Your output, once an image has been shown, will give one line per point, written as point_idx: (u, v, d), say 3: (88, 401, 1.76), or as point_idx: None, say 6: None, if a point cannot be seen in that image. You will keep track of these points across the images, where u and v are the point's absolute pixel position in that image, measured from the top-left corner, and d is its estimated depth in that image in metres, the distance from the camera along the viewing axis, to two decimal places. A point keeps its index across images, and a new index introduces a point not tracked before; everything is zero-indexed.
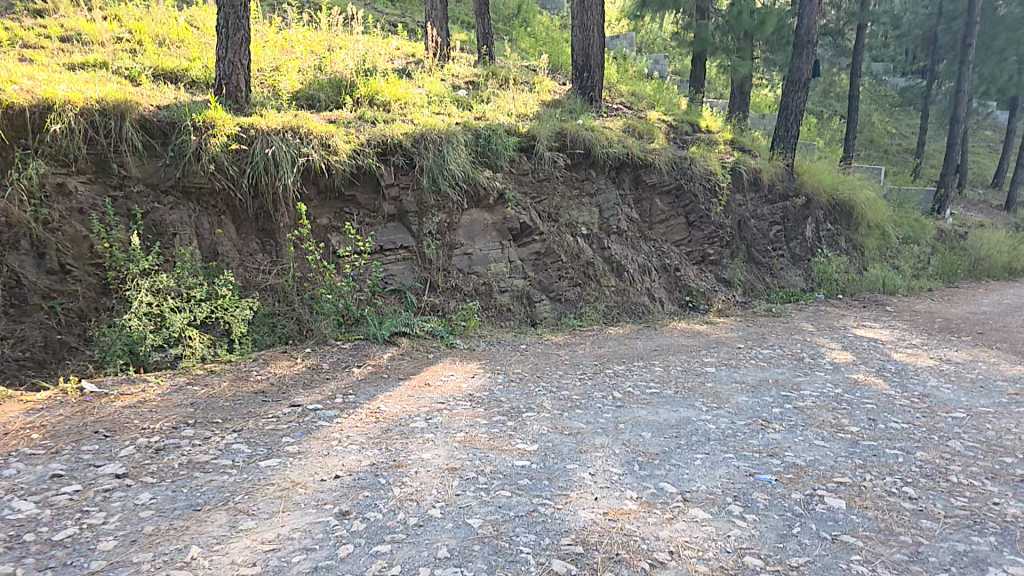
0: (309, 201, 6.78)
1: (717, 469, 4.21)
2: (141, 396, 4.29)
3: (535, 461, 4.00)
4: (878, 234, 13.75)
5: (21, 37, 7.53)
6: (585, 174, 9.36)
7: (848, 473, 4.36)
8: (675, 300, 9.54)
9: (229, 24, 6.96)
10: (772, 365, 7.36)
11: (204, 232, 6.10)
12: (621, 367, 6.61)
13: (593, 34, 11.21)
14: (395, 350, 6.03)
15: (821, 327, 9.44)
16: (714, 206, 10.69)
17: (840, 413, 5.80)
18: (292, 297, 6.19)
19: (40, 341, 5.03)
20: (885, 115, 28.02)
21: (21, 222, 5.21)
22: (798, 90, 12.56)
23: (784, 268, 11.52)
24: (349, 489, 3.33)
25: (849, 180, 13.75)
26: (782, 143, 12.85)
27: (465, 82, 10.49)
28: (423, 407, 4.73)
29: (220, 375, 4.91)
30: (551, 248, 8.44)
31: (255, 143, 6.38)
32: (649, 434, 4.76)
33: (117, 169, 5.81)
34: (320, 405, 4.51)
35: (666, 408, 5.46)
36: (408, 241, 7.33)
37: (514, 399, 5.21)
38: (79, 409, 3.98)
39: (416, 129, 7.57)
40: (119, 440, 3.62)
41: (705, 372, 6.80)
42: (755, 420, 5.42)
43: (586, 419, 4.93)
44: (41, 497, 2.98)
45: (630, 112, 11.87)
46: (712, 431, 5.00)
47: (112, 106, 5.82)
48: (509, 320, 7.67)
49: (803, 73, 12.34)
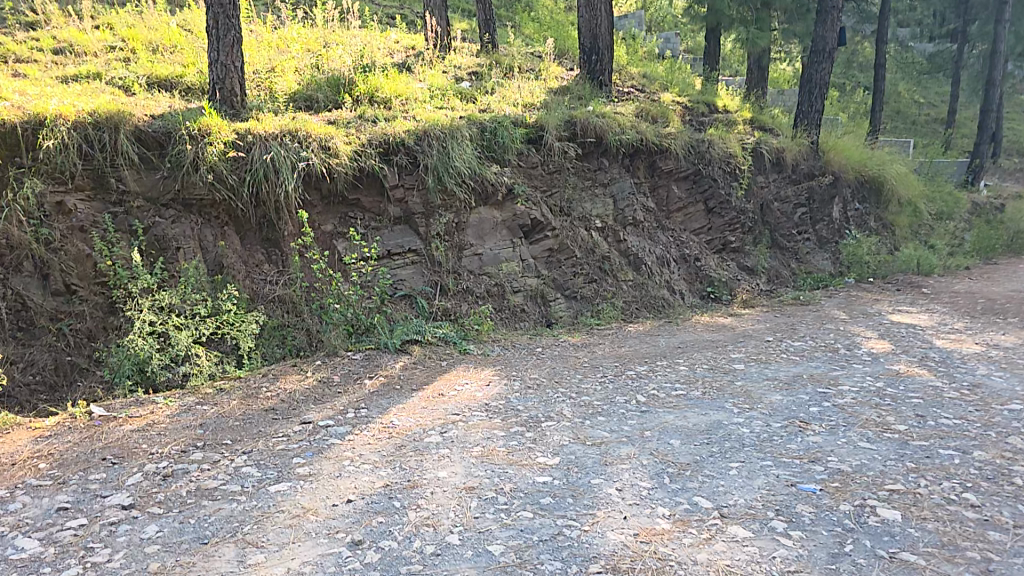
0: (313, 208, 6.65)
1: (755, 479, 3.96)
2: (150, 419, 4.18)
3: (557, 477, 3.78)
4: (909, 212, 13.16)
5: (14, 52, 7.55)
6: (597, 164, 9.07)
7: (901, 479, 4.10)
8: (696, 291, 9.22)
9: (219, 25, 6.86)
10: (807, 359, 7.01)
11: (208, 245, 6.02)
12: (644, 367, 6.34)
13: (599, 13, 10.86)
14: (406, 359, 5.86)
15: (853, 314, 9.02)
16: (734, 190, 10.32)
17: (883, 409, 5.46)
18: (301, 307, 6.07)
19: (50, 364, 5.02)
20: (913, 86, 26.93)
21: (22, 244, 5.17)
22: (822, 61, 12.05)
23: (810, 252, 11.06)
24: (362, 515, 3.16)
25: (877, 156, 13.14)
26: (805, 121, 12.35)
27: (468, 73, 10.27)
28: (437, 420, 4.56)
29: (230, 393, 4.79)
30: (564, 244, 8.18)
31: (254, 150, 6.25)
32: (677, 442, 4.51)
33: (115, 184, 5.74)
34: (332, 421, 4.37)
35: (695, 412, 5.20)
36: (416, 244, 7.15)
37: (532, 407, 5.00)
38: (88, 435, 3.87)
39: (418, 127, 7.37)
40: (126, 467, 3.47)
41: (734, 370, 6.49)
42: (792, 421, 5.13)
43: (610, 427, 4.69)
44: (45, 533, 2.81)
45: (642, 95, 11.49)
46: (746, 436, 4.73)
47: (105, 118, 5.73)
48: (524, 321, 7.46)
49: (828, 42, 11.80)
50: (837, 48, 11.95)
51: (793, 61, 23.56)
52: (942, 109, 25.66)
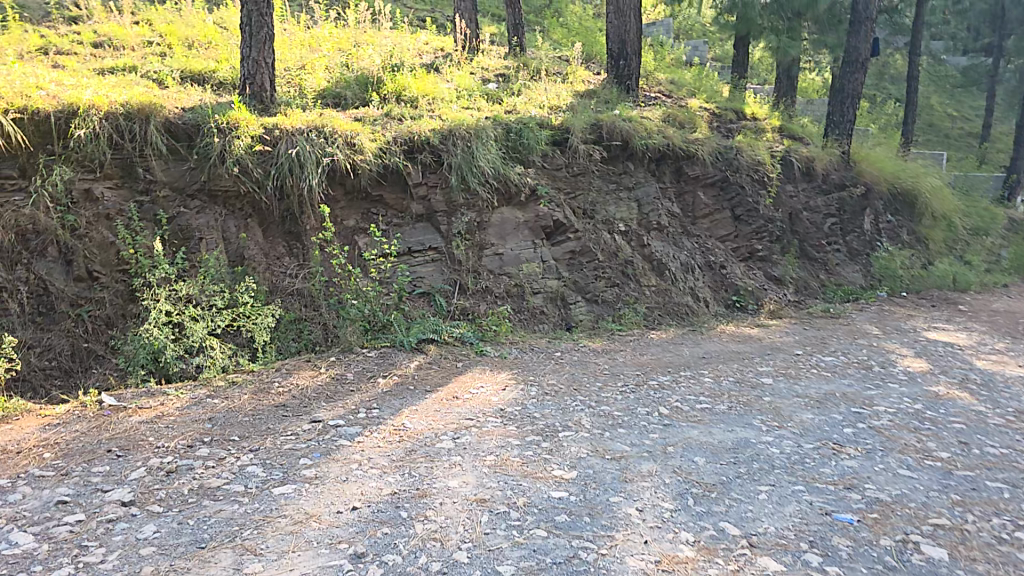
0: (335, 203, 6.56)
1: (786, 506, 3.71)
2: (160, 410, 4.11)
3: (573, 492, 3.59)
4: (944, 226, 12.60)
5: (55, 44, 7.59)
6: (623, 168, 8.83)
7: (945, 513, 3.80)
8: (722, 299, 8.89)
9: (252, 21, 6.85)
10: (839, 376, 6.66)
11: (230, 237, 5.95)
12: (667, 378, 6.08)
13: (629, 20, 10.62)
14: (422, 359, 5.72)
15: (887, 330, 8.61)
16: (762, 198, 9.96)
17: (922, 434, 5.12)
18: (319, 301, 5.98)
19: (67, 350, 4.97)
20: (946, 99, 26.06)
21: (48, 229, 5.17)
22: (855, 71, 11.65)
23: (840, 263, 10.60)
24: (367, 524, 3.01)
25: (912, 169, 12.72)
26: (837, 131, 11.89)
27: (495, 75, 10.12)
28: (450, 425, 4.39)
29: (242, 387, 4.70)
30: (587, 247, 7.96)
31: (280, 145, 6.20)
32: (702, 460, 4.27)
33: (143, 173, 5.71)
34: (342, 421, 4.24)
35: (721, 428, 4.94)
36: (437, 242, 7.01)
37: (549, 415, 4.81)
38: (96, 425, 3.80)
39: (444, 125, 7.26)
40: (131, 460, 3.38)
41: (763, 385, 6.18)
42: (825, 443, 4.84)
43: (630, 440, 4.48)
44: (41, 528, 2.72)
45: (671, 101, 11.20)
46: (775, 457, 4.47)
47: (137, 109, 5.74)
48: (544, 323, 7.25)
49: (861, 52, 11.42)
50: (870, 59, 11.58)
51: (820, 69, 22.81)
52: (976, 124, 24.77)
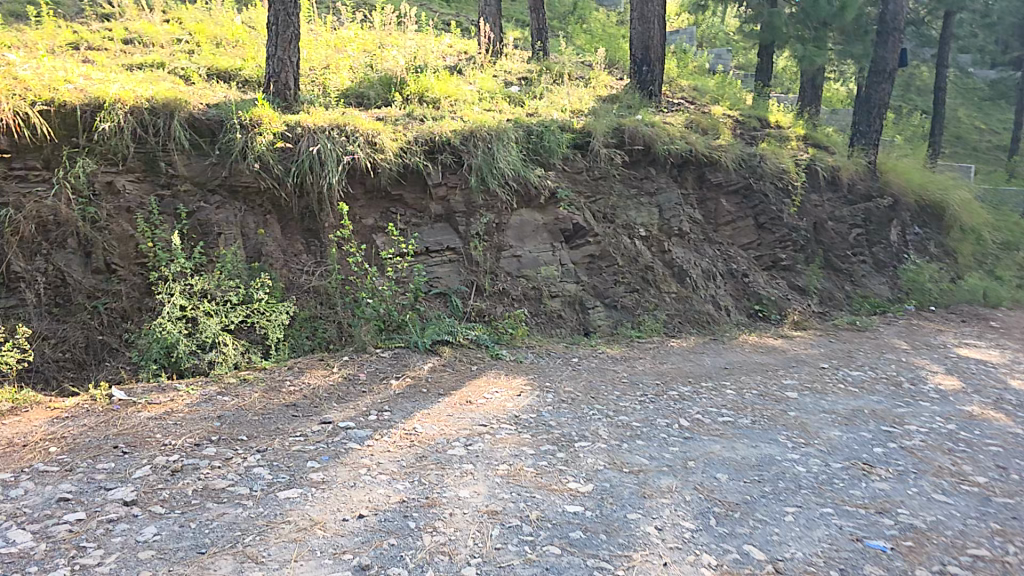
0: (355, 201, 6.48)
1: (815, 530, 3.50)
2: (169, 407, 4.05)
3: (589, 507, 3.43)
4: (973, 240, 12.18)
5: (86, 40, 7.63)
6: (645, 173, 8.65)
7: (984, 543, 3.56)
8: (744, 308, 8.63)
9: (278, 21, 6.85)
10: (867, 392, 6.38)
11: (249, 232, 5.90)
12: (688, 389, 5.87)
13: (652, 26, 10.42)
14: (436, 361, 5.60)
15: (916, 344, 8.29)
16: (786, 207, 9.69)
17: (957, 457, 4.86)
18: (334, 299, 5.90)
19: (81, 342, 4.95)
20: (974, 112, 25.31)
21: (69, 221, 5.15)
22: (881, 82, 11.33)
23: (866, 275, 10.25)
24: (373, 534, 2.89)
25: (940, 181, 12.39)
26: (863, 141, 11.56)
27: (518, 78, 10.00)
28: (462, 430, 4.26)
29: (253, 385, 4.62)
30: (606, 251, 7.79)
31: (301, 142, 6.15)
32: (724, 477, 4.08)
33: (164, 168, 5.68)
34: (352, 423, 4.14)
35: (744, 443, 4.73)
36: (455, 242, 6.90)
37: (565, 424, 4.65)
38: (104, 420, 3.74)
39: (465, 126, 7.16)
40: (136, 457, 3.31)
41: (787, 399, 5.94)
42: (854, 462, 4.60)
43: (649, 453, 4.30)
44: (39, 526, 2.64)
45: (694, 107, 10.98)
46: (802, 476, 4.25)
47: (162, 104, 5.73)
48: (561, 327, 7.08)
49: (889, 63, 11.18)
50: (898, 70, 11.29)
51: (845, 80, 22.32)
52: (1005, 137, 24.02)
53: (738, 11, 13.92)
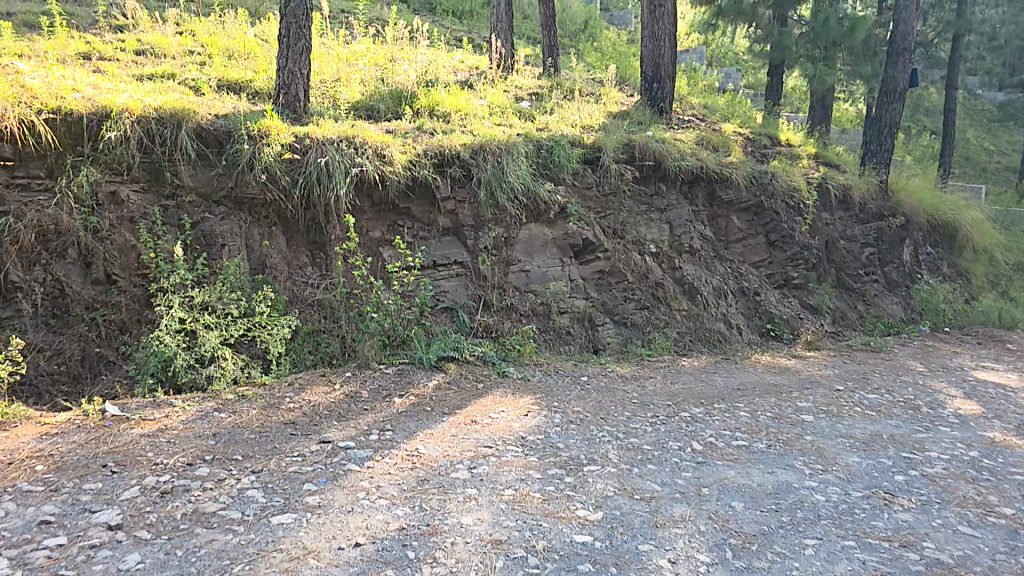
0: (362, 214, 6.38)
1: (836, 565, 3.30)
2: (164, 424, 3.91)
3: (599, 537, 3.24)
4: (987, 260, 11.98)
5: (98, 51, 7.65)
6: (655, 189, 8.53)
7: None
8: (755, 327, 8.46)
9: (290, 33, 6.83)
10: (885, 416, 6.16)
11: (253, 244, 5.80)
12: (700, 411, 5.68)
13: (663, 43, 10.39)
14: (441, 378, 5.45)
15: (933, 366, 8.06)
16: (798, 225, 9.54)
17: (981, 486, 4.62)
18: (338, 313, 5.77)
19: (77, 355, 4.85)
20: (983, 133, 25.17)
21: (70, 230, 5.06)
22: (892, 101, 11.25)
23: (880, 294, 10.05)
24: (368, 565, 2.73)
25: (952, 201, 12.23)
26: (874, 159, 11.43)
27: (529, 94, 9.96)
28: (466, 452, 4.10)
29: (251, 402, 4.48)
30: (616, 267, 7.64)
31: (309, 153, 6.07)
32: (739, 505, 3.88)
33: (170, 178, 5.60)
34: (352, 443, 3.99)
35: (760, 469, 4.53)
36: (462, 256, 6.79)
37: (573, 446, 4.47)
38: (95, 437, 3.62)
39: (475, 140, 7.08)
40: (125, 477, 3.18)
41: (803, 422, 5.73)
42: (875, 491, 4.38)
43: (661, 479, 4.11)
44: (17, 552, 2.51)
45: (704, 124, 10.90)
46: (822, 506, 4.04)
47: (169, 114, 5.65)
48: (569, 344, 6.93)
49: (899, 82, 11.06)
50: (909, 90, 11.19)
51: (854, 100, 22.28)
52: (1015, 158, 23.84)
53: (746, 32, 13.94)
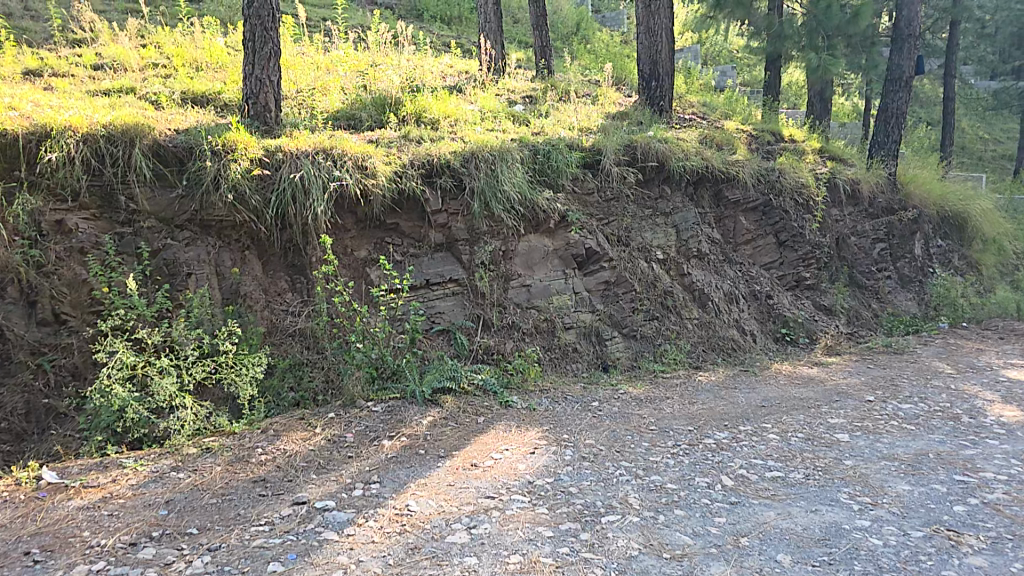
0: (345, 232, 5.86)
1: None
2: (107, 492, 3.41)
3: None
4: (996, 251, 11.45)
5: (51, 66, 7.21)
6: (659, 192, 7.99)
7: None
8: (770, 333, 7.92)
9: (255, 37, 6.31)
10: (924, 431, 5.55)
11: (224, 271, 5.29)
12: (724, 436, 5.10)
13: (659, 39, 9.93)
14: (436, 414, 4.88)
15: (961, 367, 7.45)
16: (808, 224, 8.98)
17: None
18: (322, 344, 5.25)
19: (20, 408, 4.30)
20: (977, 122, 24.73)
21: (8, 267, 4.52)
22: (898, 90, 10.79)
23: (892, 291, 9.50)
24: None
25: (960, 191, 11.69)
26: (881, 152, 10.92)
27: (522, 97, 9.48)
28: (466, 507, 3.53)
29: (216, 456, 3.93)
30: (623, 277, 7.11)
31: (282, 168, 5.53)
32: (787, 559, 3.28)
33: (125, 203, 5.07)
34: (332, 503, 3.42)
35: (802, 507, 3.93)
36: (458, 273, 6.25)
37: (587, 490, 3.91)
38: (22, 515, 3.15)
39: (466, 147, 6.55)
40: (49, 568, 2.70)
41: (839, 444, 5.13)
42: (937, 529, 3.73)
43: (691, 529, 3.53)
44: None
45: (706, 122, 10.41)
46: (881, 553, 3.40)
47: (121, 131, 5.13)
48: (576, 363, 6.41)
49: (905, 70, 10.56)
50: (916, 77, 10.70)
51: (849, 94, 21.81)
52: (1010, 147, 23.39)
53: (742, 28, 13.55)
